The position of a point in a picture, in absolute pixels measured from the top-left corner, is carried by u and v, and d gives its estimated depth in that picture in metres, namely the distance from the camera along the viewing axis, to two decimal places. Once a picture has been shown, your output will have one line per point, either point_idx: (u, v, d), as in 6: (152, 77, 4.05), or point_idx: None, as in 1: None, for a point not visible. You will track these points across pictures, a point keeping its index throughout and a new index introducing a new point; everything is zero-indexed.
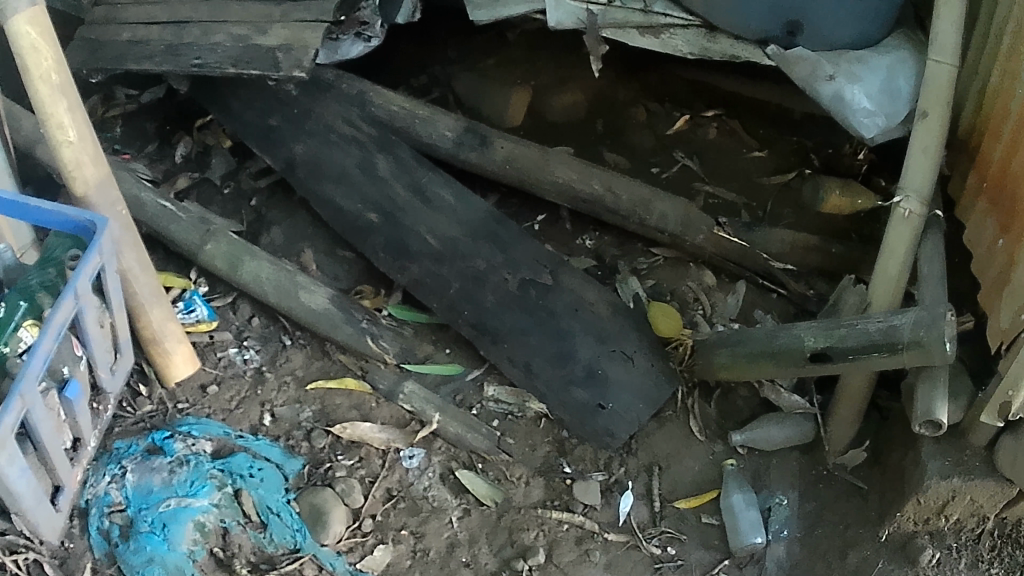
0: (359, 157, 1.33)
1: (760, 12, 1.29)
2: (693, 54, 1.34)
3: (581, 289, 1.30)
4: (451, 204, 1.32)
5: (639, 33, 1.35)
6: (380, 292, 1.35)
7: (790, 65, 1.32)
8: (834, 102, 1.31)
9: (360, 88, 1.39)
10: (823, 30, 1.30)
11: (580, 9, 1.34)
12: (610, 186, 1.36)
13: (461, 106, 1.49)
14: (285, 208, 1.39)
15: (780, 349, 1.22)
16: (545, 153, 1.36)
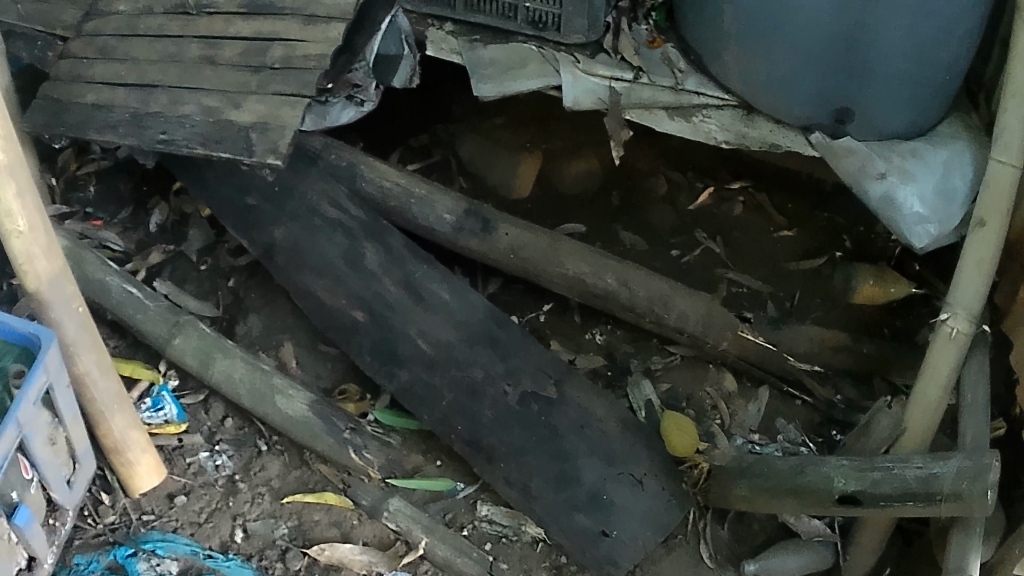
0: (345, 246, 1.20)
1: (811, 98, 1.15)
2: (729, 142, 1.18)
3: (588, 404, 1.17)
4: (447, 302, 1.18)
5: (669, 117, 1.19)
6: (367, 395, 1.22)
7: (838, 156, 1.18)
8: (884, 205, 1.17)
9: (351, 159, 1.25)
10: (876, 120, 1.16)
11: (601, 87, 1.17)
12: (629, 282, 1.21)
13: (464, 173, 1.32)
14: (266, 291, 1.25)
15: (804, 487, 1.07)
16: (556, 242, 1.22)
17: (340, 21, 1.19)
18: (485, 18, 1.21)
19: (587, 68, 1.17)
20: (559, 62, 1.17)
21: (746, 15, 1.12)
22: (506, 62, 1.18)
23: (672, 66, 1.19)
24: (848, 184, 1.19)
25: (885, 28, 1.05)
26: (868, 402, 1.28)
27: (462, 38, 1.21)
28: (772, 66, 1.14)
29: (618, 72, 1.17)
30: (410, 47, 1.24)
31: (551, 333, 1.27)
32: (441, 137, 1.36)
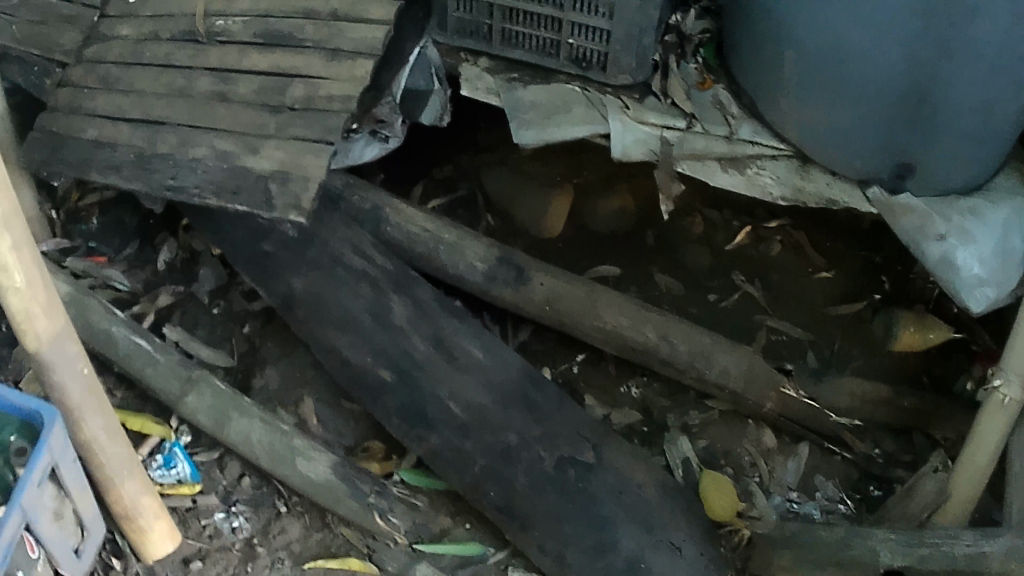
0: (371, 299, 1.13)
1: (869, 151, 1.08)
2: (784, 197, 1.14)
3: (627, 468, 1.08)
4: (479, 361, 1.11)
5: (722, 168, 1.14)
6: (392, 453, 1.15)
7: (895, 214, 1.12)
8: (941, 266, 1.11)
9: (376, 201, 1.19)
10: (937, 179, 1.09)
11: (653, 137, 1.13)
12: (669, 335, 1.15)
13: (491, 209, 1.28)
14: (283, 344, 1.19)
15: (847, 560, 0.96)
16: (592, 292, 1.15)
17: (367, 57, 1.08)
18: (525, 53, 1.14)
19: (637, 116, 1.13)
20: (607, 109, 1.13)
21: (804, 68, 1.05)
22: (551, 106, 1.14)
23: (724, 112, 1.13)
24: (906, 244, 1.13)
25: (954, 91, 0.98)
26: (909, 455, 1.23)
27: (499, 75, 1.16)
28: (830, 122, 1.07)
29: (670, 121, 1.12)
30: (440, 79, 1.18)
31: (585, 387, 1.24)
32: (465, 168, 1.32)
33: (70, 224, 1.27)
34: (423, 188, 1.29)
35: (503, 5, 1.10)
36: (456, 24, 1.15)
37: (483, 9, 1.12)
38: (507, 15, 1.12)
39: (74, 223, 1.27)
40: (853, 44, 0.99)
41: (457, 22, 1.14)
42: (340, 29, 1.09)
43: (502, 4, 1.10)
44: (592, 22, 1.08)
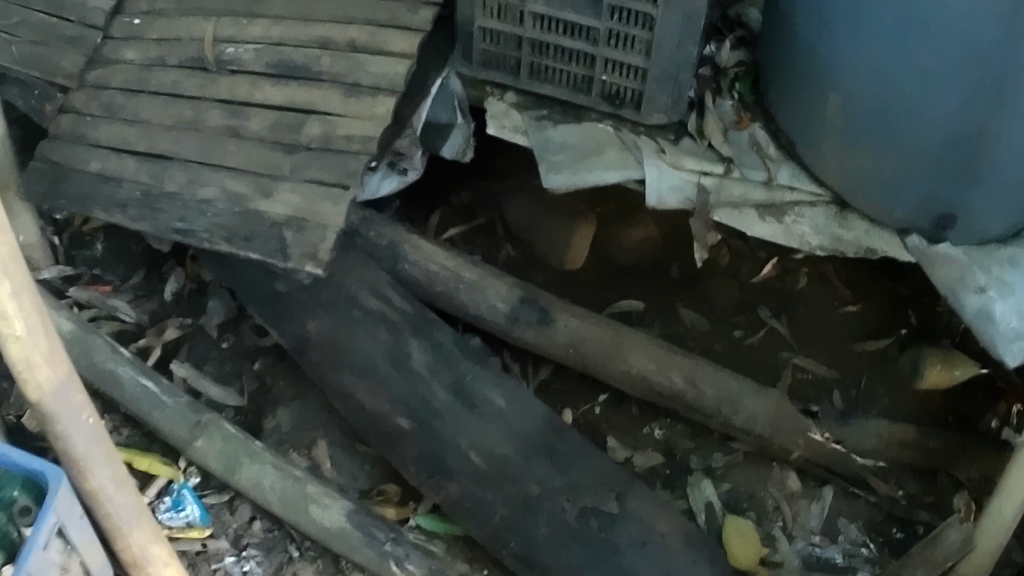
0: (389, 343, 1.09)
1: (914, 199, 1.07)
2: (824, 246, 1.11)
3: (651, 517, 1.02)
4: (501, 409, 1.07)
5: (759, 216, 1.10)
6: (409, 499, 1.10)
7: (933, 263, 1.14)
8: (979, 318, 1.12)
9: (393, 237, 1.16)
10: (980, 229, 1.11)
11: (689, 184, 1.09)
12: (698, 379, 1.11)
13: (511, 239, 1.26)
14: (296, 384, 1.15)
15: None
16: (617, 335, 1.12)
17: (388, 92, 1.04)
18: (555, 89, 1.10)
19: (674, 161, 1.08)
20: (642, 153, 1.09)
21: (853, 122, 1.04)
22: (582, 149, 1.09)
23: (762, 154, 1.12)
24: (945, 296, 1.14)
25: (1007, 137, 0.97)
26: (932, 497, 1.19)
27: (527, 111, 1.12)
28: (879, 175, 1.06)
29: (707, 166, 1.09)
30: (462, 112, 1.14)
31: (608, 428, 1.21)
32: (483, 194, 1.30)
33: (75, 250, 1.25)
34: (439, 216, 1.28)
35: (533, 38, 1.07)
36: (481, 57, 1.11)
37: (512, 40, 1.09)
38: (536, 48, 1.08)
39: (78, 248, 1.25)
40: (911, 103, 0.99)
41: (483, 55, 1.11)
42: (358, 62, 1.04)
43: (531, 37, 1.07)
44: (627, 58, 1.06)
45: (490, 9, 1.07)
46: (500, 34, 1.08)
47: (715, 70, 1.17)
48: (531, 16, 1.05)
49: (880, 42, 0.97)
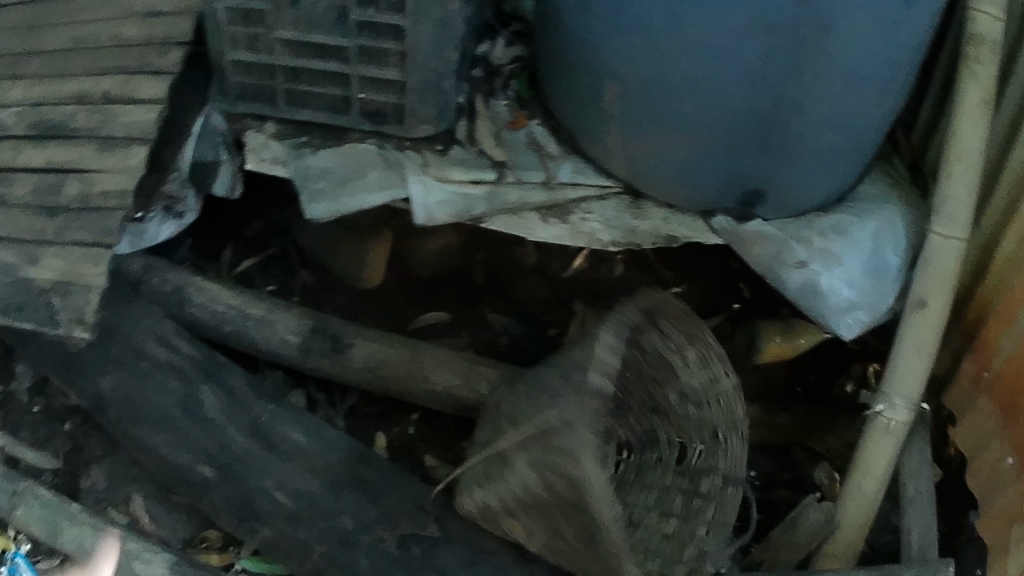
0: (180, 392, 1.16)
1: (712, 181, 1.06)
2: (617, 240, 1.06)
3: (475, 537, 1.09)
4: (301, 446, 1.14)
5: (541, 219, 1.07)
6: (230, 546, 1.21)
7: (750, 241, 1.10)
8: (804, 292, 1.10)
9: (176, 283, 1.22)
10: (792, 197, 1.08)
11: (457, 196, 1.05)
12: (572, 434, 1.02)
13: (305, 262, 1.28)
14: (108, 442, 1.29)
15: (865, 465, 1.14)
16: (419, 351, 1.11)
17: (142, 141, 1.06)
18: (314, 112, 1.11)
19: (440, 175, 1.05)
20: (403, 170, 1.06)
21: (632, 106, 1.02)
22: (341, 172, 1.07)
23: (539, 152, 1.10)
24: (762, 272, 1.11)
25: (806, 106, 0.97)
26: (789, 472, 1.23)
27: (286, 140, 1.13)
28: (669, 156, 1.04)
29: (478, 174, 1.05)
30: (228, 149, 1.16)
31: (425, 448, 1.18)
32: (276, 225, 1.32)
33: None
34: (234, 249, 1.29)
35: (285, 64, 1.08)
36: (236, 91, 1.12)
37: (263, 69, 1.10)
38: (288, 74, 1.09)
39: None
40: (696, 73, 0.96)
41: (239, 88, 1.12)
42: (111, 116, 1.06)
43: (283, 65, 1.08)
44: (383, 74, 1.06)
45: (240, 41, 1.08)
46: (254, 65, 1.10)
47: (489, 69, 1.16)
48: (278, 43, 1.07)
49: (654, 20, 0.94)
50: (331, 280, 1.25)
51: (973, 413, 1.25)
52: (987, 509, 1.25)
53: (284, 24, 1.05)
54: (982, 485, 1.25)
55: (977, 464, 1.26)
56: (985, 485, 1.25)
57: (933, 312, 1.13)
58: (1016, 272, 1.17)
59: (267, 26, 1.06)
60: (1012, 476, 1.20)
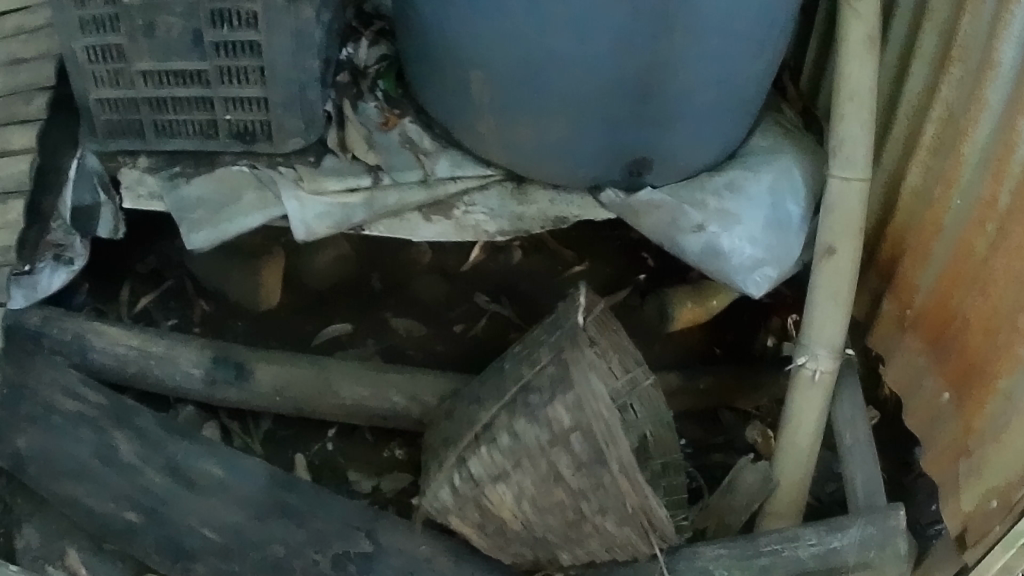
0: (94, 442, 1.12)
1: (596, 158, 1.03)
2: (504, 229, 1.09)
3: (410, 546, 1.07)
4: (219, 479, 1.11)
5: (424, 217, 1.08)
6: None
7: (642, 211, 1.07)
8: (706, 255, 1.07)
9: (76, 330, 1.18)
10: (677, 161, 1.06)
11: (334, 207, 1.06)
12: (523, 461, 0.98)
13: (204, 292, 1.26)
14: (34, 498, 1.25)
15: (795, 419, 1.13)
16: (323, 369, 1.10)
17: (16, 194, 1.06)
18: (184, 141, 1.08)
19: (315, 187, 1.06)
20: (276, 186, 1.07)
21: (501, 93, 0.99)
22: (218, 199, 1.09)
23: (415, 150, 1.09)
24: (661, 242, 1.08)
25: (678, 68, 0.95)
26: (722, 437, 1.21)
27: (160, 172, 1.10)
28: (548, 138, 1.02)
29: (353, 183, 1.06)
30: (105, 189, 1.13)
31: (347, 463, 1.18)
32: (169, 257, 1.29)
33: None
34: (130, 287, 1.26)
35: (148, 95, 1.05)
36: (105, 128, 1.09)
37: (128, 104, 1.07)
38: (153, 105, 1.06)
39: None
40: (558, 53, 0.93)
41: (108, 124, 1.08)
42: None
43: (146, 96, 1.05)
44: (245, 91, 1.04)
45: (102, 79, 1.04)
46: (118, 101, 1.06)
47: (354, 71, 1.14)
48: (139, 75, 1.03)
49: (506, 6, 0.91)
50: (230, 308, 1.25)
51: (902, 352, 1.23)
52: (931, 449, 1.21)
53: (141, 55, 1.02)
54: (923, 424, 1.22)
55: (913, 403, 1.23)
56: (927, 423, 1.22)
57: (843, 256, 1.10)
58: (923, 204, 1.16)
59: (125, 60, 1.03)
60: (949, 411, 1.16)
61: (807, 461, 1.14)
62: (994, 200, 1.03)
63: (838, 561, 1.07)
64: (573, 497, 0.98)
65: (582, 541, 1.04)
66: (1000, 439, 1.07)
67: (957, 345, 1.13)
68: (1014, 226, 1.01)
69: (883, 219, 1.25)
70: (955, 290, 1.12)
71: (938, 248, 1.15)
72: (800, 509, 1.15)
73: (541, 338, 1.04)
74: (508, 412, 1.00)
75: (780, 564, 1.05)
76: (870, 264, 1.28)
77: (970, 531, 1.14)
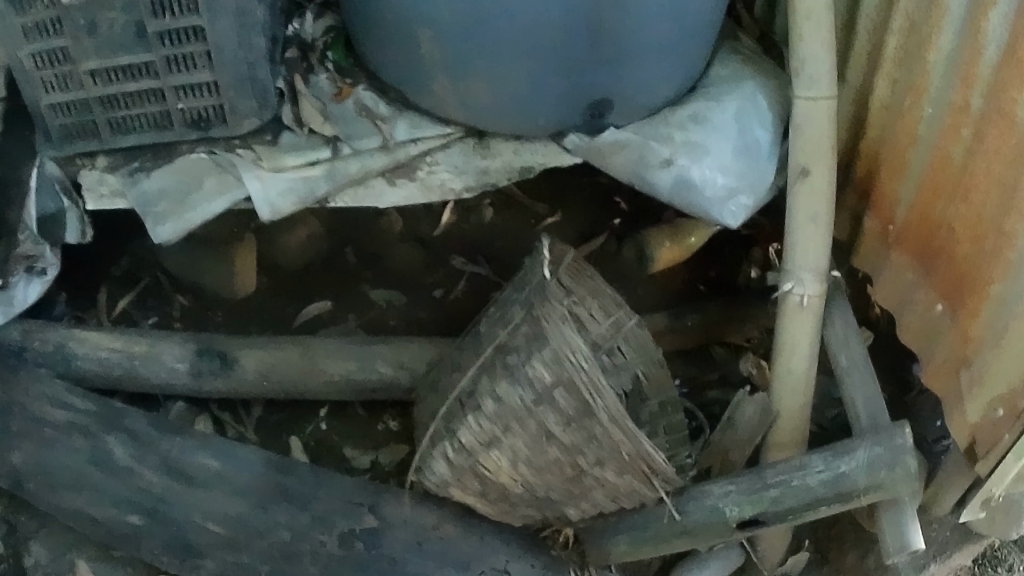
0: (88, 449, 1.10)
1: (555, 104, 1.02)
2: (470, 185, 1.08)
3: (418, 515, 1.07)
4: (217, 471, 1.09)
5: (388, 182, 1.08)
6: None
7: (607, 152, 1.06)
8: (678, 190, 1.05)
9: (57, 339, 1.16)
10: (637, 99, 1.04)
11: (295, 181, 1.06)
12: (511, 424, 0.98)
13: (180, 287, 1.27)
14: (37, 514, 1.24)
15: (787, 348, 1.12)
16: (306, 348, 1.12)
17: None
18: (141, 136, 1.08)
19: (274, 166, 1.06)
20: (238, 169, 1.06)
21: (449, 48, 0.98)
22: (180, 189, 1.07)
23: (372, 117, 1.09)
24: (631, 182, 1.07)
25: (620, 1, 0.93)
26: (717, 375, 1.22)
27: (120, 170, 1.10)
28: (504, 89, 1.00)
29: (311, 156, 1.06)
30: (68, 194, 1.12)
31: (342, 439, 1.20)
32: (142, 255, 1.30)
33: None
34: (108, 292, 1.27)
35: (98, 95, 1.04)
36: (62, 132, 1.08)
37: (81, 105, 1.05)
38: (105, 103, 1.05)
39: None
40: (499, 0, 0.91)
41: (64, 128, 1.08)
42: None
43: (96, 95, 1.04)
44: (195, 78, 1.03)
45: (51, 84, 1.04)
46: (71, 104, 1.05)
47: (303, 46, 1.14)
48: (87, 75, 1.02)
49: None
50: (207, 300, 1.26)
51: (889, 268, 1.21)
52: (928, 363, 1.18)
53: (87, 55, 1.01)
54: (918, 339, 1.19)
55: (905, 318, 1.20)
56: (921, 338, 1.18)
57: (817, 177, 1.08)
58: (894, 115, 1.14)
59: (71, 61, 1.01)
60: (944, 322, 1.13)
61: (805, 391, 1.12)
62: (967, 104, 1.01)
63: (848, 486, 1.02)
64: (567, 453, 0.97)
65: (586, 495, 1.02)
66: (995, 346, 1.03)
67: (943, 253, 1.11)
68: (989, 128, 0.99)
69: (854, 138, 1.24)
70: (937, 199, 1.10)
71: (914, 159, 1.13)
72: (804, 439, 1.13)
73: (516, 292, 1.03)
74: (489, 375, 0.99)
75: (789, 495, 1.03)
76: (846, 184, 1.26)
77: (985, 449, 1.09)
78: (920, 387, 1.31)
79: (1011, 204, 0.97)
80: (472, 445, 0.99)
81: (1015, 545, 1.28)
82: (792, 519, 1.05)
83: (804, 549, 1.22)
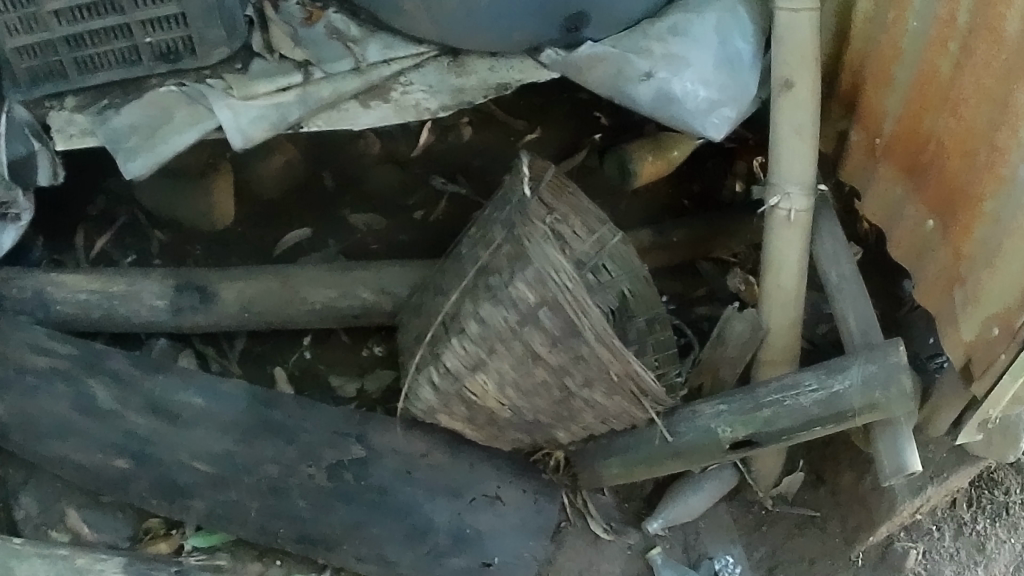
0: (71, 394, 1.07)
1: (529, 17, 1.00)
2: (445, 103, 1.11)
3: (407, 443, 1.06)
4: (201, 409, 1.07)
5: (362, 105, 1.09)
6: (172, 528, 1.14)
7: (584, 66, 1.03)
8: (659, 104, 1.04)
9: (35, 285, 1.12)
10: (615, 10, 1.02)
11: (269, 109, 1.06)
12: (496, 346, 0.95)
13: (156, 223, 1.29)
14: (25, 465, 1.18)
15: (776, 262, 1.09)
16: (288, 279, 1.13)
17: None
18: (110, 74, 1.05)
19: (245, 93, 1.05)
20: (208, 100, 1.06)
21: None
22: (150, 123, 1.06)
23: (344, 39, 1.08)
24: (609, 95, 1.05)
25: None
26: (704, 289, 1.26)
27: (89, 109, 1.07)
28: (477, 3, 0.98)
29: (283, 81, 1.06)
30: (38, 137, 1.09)
31: (327, 368, 1.23)
32: (117, 195, 1.30)
33: None
34: (84, 232, 1.28)
35: (65, 34, 1.01)
36: (28, 75, 1.04)
37: (46, 47, 1.02)
38: (71, 42, 1.02)
39: None
40: None
41: (29, 72, 1.04)
42: None
43: (63, 35, 1.01)
44: (162, 12, 1.01)
45: (15, 27, 1.00)
46: (35, 46, 1.02)
47: None
48: (52, 15, 0.99)
49: None
50: (186, 233, 1.28)
51: (878, 181, 1.18)
52: (920, 281, 1.14)
53: None
54: (911, 256, 1.15)
55: (895, 234, 1.17)
56: (914, 255, 1.15)
57: (801, 90, 1.05)
58: (877, 28, 1.11)
59: (36, 3, 0.98)
60: (935, 239, 1.09)
61: (797, 305, 1.10)
62: (953, 18, 0.98)
63: (842, 407, 0.98)
64: (554, 374, 0.95)
65: (575, 418, 1.01)
66: (985, 264, 1.00)
67: (932, 169, 1.08)
68: (977, 43, 0.96)
69: (838, 50, 1.21)
70: (926, 112, 1.07)
71: (900, 71, 1.10)
72: (797, 351, 1.12)
73: (497, 212, 1.01)
74: (473, 298, 0.96)
75: (782, 415, 0.99)
76: (831, 97, 1.25)
77: (972, 362, 1.05)
78: (911, 304, 1.29)
79: (1005, 114, 0.94)
80: (457, 369, 0.97)
81: (1011, 468, 1.25)
82: (786, 438, 1.01)
83: (799, 469, 1.21)
